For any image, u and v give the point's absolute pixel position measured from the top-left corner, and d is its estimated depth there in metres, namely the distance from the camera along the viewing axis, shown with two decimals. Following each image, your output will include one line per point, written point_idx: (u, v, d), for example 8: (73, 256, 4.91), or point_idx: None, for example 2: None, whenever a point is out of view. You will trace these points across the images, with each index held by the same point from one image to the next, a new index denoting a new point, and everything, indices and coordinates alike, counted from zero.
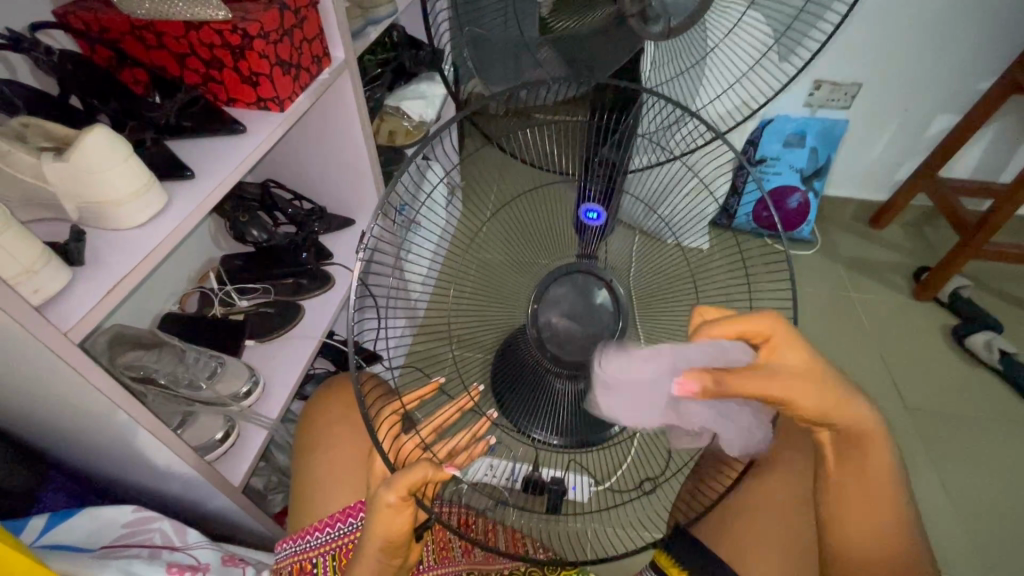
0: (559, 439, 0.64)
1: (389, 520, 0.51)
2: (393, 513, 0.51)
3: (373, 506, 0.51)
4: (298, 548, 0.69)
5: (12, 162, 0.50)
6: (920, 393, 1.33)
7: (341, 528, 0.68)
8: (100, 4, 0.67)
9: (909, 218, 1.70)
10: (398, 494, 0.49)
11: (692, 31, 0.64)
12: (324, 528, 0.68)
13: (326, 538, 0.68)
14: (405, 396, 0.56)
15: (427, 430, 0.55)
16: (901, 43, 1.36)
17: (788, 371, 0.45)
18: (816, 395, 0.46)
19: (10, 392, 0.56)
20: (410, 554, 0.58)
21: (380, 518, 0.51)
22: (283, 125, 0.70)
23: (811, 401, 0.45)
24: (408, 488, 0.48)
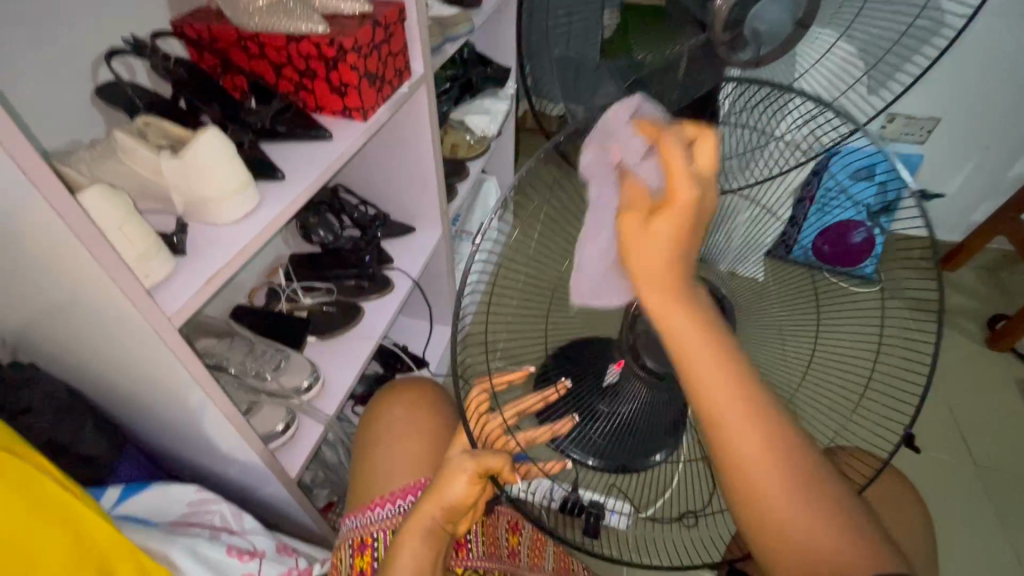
0: (596, 460, 0.62)
1: (454, 486, 0.59)
2: (462, 481, 0.59)
3: (451, 470, 0.59)
4: (360, 523, 0.73)
5: (134, 157, 0.55)
6: (991, 450, 1.24)
7: (401, 505, 0.72)
8: (211, 17, 0.73)
9: (983, 261, 1.60)
10: (477, 469, 0.57)
11: (781, 59, 0.63)
12: (386, 503, 0.73)
13: (386, 514, 0.72)
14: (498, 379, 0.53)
15: (511, 414, 0.56)
16: (985, 79, 1.30)
17: (672, 232, 0.39)
18: (659, 266, 0.40)
19: (106, 367, 0.60)
20: (461, 522, 0.65)
21: (453, 484, 0.59)
22: (366, 133, 0.73)
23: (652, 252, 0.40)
24: (483, 469, 0.57)
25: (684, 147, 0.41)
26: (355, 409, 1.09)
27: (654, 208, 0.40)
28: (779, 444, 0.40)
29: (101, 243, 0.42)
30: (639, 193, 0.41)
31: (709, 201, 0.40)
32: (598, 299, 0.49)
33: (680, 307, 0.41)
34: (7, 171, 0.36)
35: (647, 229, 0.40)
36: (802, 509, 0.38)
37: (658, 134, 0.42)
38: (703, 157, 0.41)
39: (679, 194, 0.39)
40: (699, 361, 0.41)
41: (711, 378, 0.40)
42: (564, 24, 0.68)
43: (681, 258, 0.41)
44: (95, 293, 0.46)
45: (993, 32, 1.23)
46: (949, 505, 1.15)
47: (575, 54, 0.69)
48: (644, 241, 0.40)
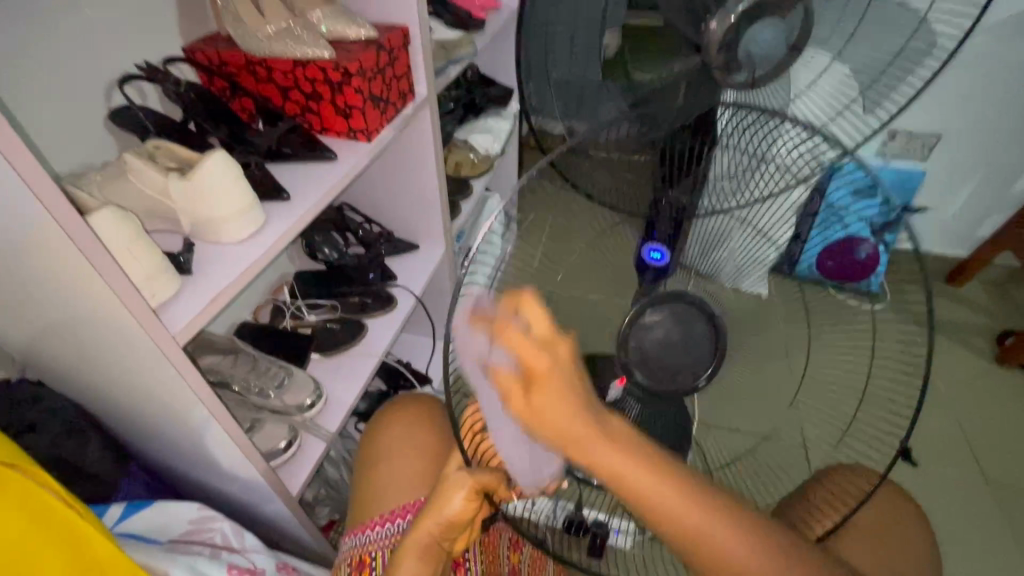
0: (597, 477, 0.61)
1: (450, 502, 0.60)
2: (459, 497, 0.60)
3: (448, 486, 0.60)
4: (359, 541, 0.73)
5: (144, 179, 0.56)
6: (1003, 468, 1.22)
7: (399, 524, 0.72)
8: (221, 44, 0.76)
9: (991, 277, 1.59)
10: (474, 484, 0.58)
11: (776, 81, 0.64)
12: (385, 522, 0.73)
13: (385, 533, 0.72)
14: (489, 402, 0.53)
15: None
16: (986, 95, 1.30)
17: (555, 402, 0.38)
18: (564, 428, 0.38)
19: (112, 385, 0.61)
20: (458, 541, 0.65)
21: (450, 500, 0.60)
22: (370, 153, 0.75)
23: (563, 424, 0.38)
24: (480, 484, 0.57)
25: (512, 321, 0.40)
26: (357, 426, 1.09)
27: (528, 384, 0.38)
28: (735, 522, 0.39)
29: (110, 261, 0.43)
30: (506, 372, 0.39)
31: (562, 353, 0.39)
32: (538, 467, 0.45)
33: (604, 454, 0.38)
34: (20, 193, 0.38)
35: (544, 407, 0.38)
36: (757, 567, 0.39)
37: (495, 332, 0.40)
38: (526, 330, 0.39)
39: (542, 379, 0.38)
40: (643, 484, 0.38)
41: (650, 503, 0.38)
42: (567, 43, 0.72)
43: (584, 408, 0.39)
44: (102, 313, 0.47)
45: (991, 50, 1.24)
46: (963, 525, 1.13)
47: (577, 76, 0.72)
48: (541, 418, 0.38)
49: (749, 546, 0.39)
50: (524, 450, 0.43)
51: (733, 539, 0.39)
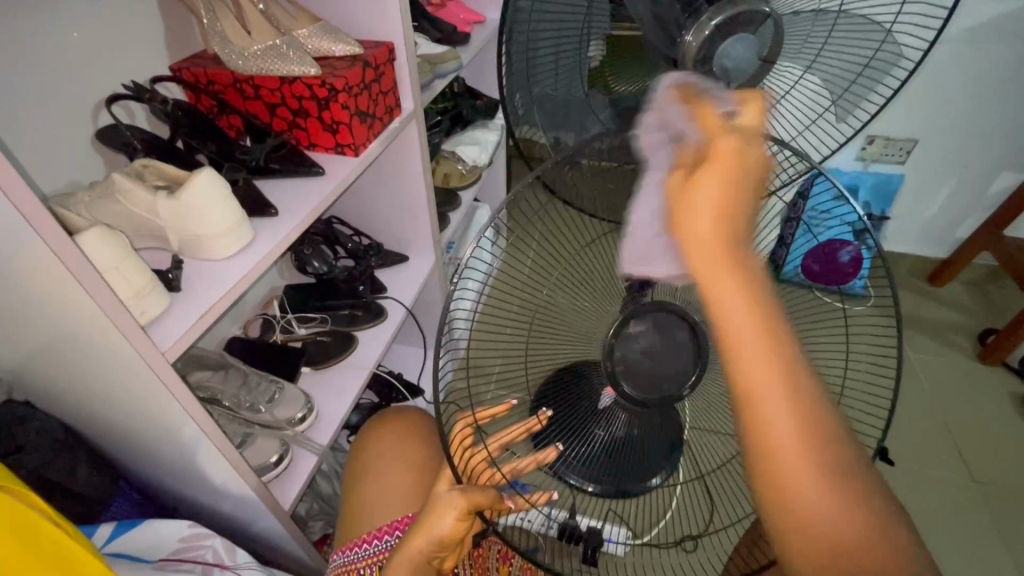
0: (592, 486, 0.62)
1: (439, 523, 0.59)
2: (449, 517, 0.58)
3: (438, 506, 0.59)
4: (347, 558, 0.72)
5: (131, 198, 0.57)
6: (988, 465, 1.24)
7: (384, 542, 0.71)
8: (208, 62, 0.77)
9: (971, 277, 1.62)
10: (465, 503, 0.57)
11: (751, 93, 0.66)
12: (371, 540, 0.71)
13: (373, 550, 0.71)
14: (480, 414, 0.55)
15: (495, 445, 0.56)
16: (959, 100, 1.34)
17: (716, 184, 0.36)
18: (712, 223, 0.36)
19: (100, 403, 0.60)
20: (446, 558, 0.65)
21: (441, 521, 0.59)
22: (357, 168, 0.76)
23: (705, 219, 0.36)
24: (470, 504, 0.57)
25: (724, 108, 0.39)
26: (349, 439, 1.09)
27: (702, 163, 0.36)
28: (820, 440, 0.34)
29: (99, 282, 0.43)
30: (691, 147, 0.38)
31: (752, 147, 0.36)
32: (649, 265, 0.43)
33: (727, 274, 0.36)
34: (8, 215, 0.38)
35: (695, 198, 0.36)
36: (815, 486, 0.33)
37: (697, 103, 0.39)
38: (710, 113, 0.38)
39: (719, 149, 0.36)
40: (752, 343, 0.35)
41: (753, 363, 0.35)
42: (551, 57, 0.67)
43: (736, 204, 0.36)
44: (91, 332, 0.47)
45: (961, 57, 1.28)
46: (951, 523, 1.15)
47: (561, 93, 0.70)
48: (693, 205, 0.36)
49: (821, 458, 0.34)
50: (654, 246, 0.41)
51: (819, 458, 0.34)
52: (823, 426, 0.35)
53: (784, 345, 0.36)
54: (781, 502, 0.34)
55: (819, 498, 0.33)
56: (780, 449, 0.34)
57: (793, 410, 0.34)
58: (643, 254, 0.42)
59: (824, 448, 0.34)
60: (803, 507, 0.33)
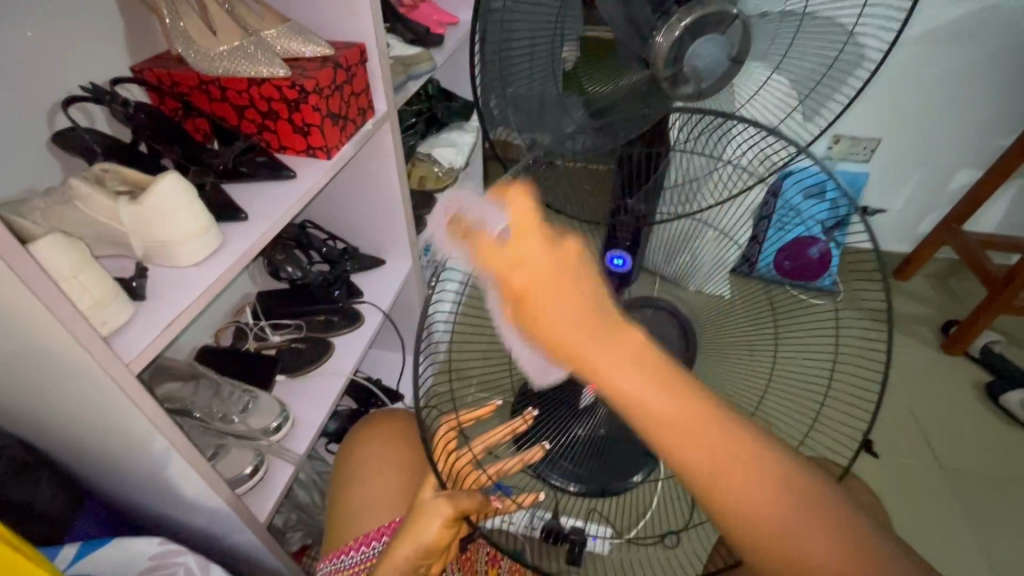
0: (575, 486, 0.64)
1: (422, 530, 0.58)
2: (433, 524, 0.58)
3: (423, 514, 0.58)
4: (333, 566, 0.71)
5: (90, 204, 0.55)
6: (954, 452, 1.28)
7: (372, 548, 0.70)
8: (172, 63, 0.74)
9: (933, 270, 1.68)
10: (452, 510, 0.57)
11: (722, 93, 0.67)
12: (359, 546, 0.71)
13: (360, 557, 0.70)
14: (465, 416, 0.54)
15: (479, 448, 0.56)
16: (919, 100, 1.39)
17: (557, 294, 0.34)
18: (579, 349, 0.34)
19: (61, 418, 0.58)
20: (433, 565, 0.64)
21: (425, 528, 0.58)
22: (330, 171, 0.74)
23: (581, 345, 0.34)
24: (456, 512, 0.57)
25: (498, 224, 0.36)
26: (327, 446, 1.08)
27: (549, 273, 0.34)
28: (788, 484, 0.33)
29: (55, 293, 0.41)
30: (488, 247, 0.34)
31: (568, 257, 0.35)
32: (546, 374, 0.42)
33: (624, 370, 0.34)
34: None
35: (563, 304, 0.34)
36: (810, 534, 0.32)
37: (473, 228, 0.35)
38: (514, 215, 0.36)
39: (533, 280, 0.33)
40: (687, 434, 0.33)
41: (684, 446, 0.33)
42: (524, 53, 0.65)
43: (592, 311, 0.35)
44: (50, 344, 0.45)
45: (919, 58, 1.33)
46: (921, 510, 1.18)
47: (536, 91, 0.67)
48: (555, 332, 0.34)
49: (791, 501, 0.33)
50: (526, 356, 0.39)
51: (786, 513, 0.33)
52: (782, 469, 0.34)
53: (728, 415, 0.35)
54: (750, 539, 0.33)
55: (810, 552, 0.32)
56: (751, 506, 0.33)
57: (766, 474, 0.33)
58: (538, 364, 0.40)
59: (796, 496, 0.33)
60: (790, 561, 0.32)
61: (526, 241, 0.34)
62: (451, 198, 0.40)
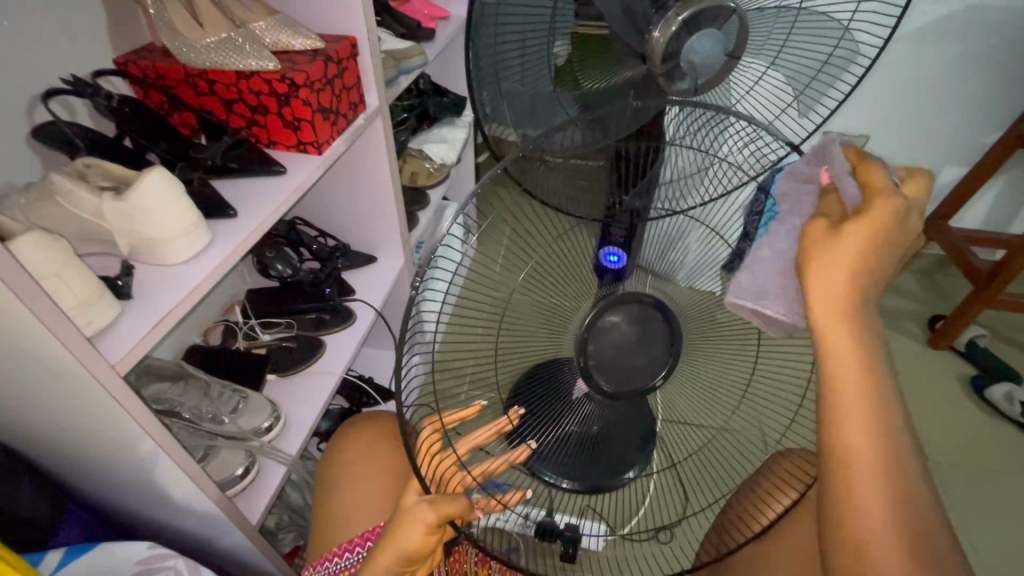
0: (569, 483, 0.62)
1: (408, 534, 0.57)
2: (419, 529, 0.57)
3: (408, 518, 0.57)
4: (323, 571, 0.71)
5: (73, 201, 0.53)
6: (941, 446, 1.30)
7: (354, 555, 0.69)
8: (157, 56, 0.73)
9: (920, 266, 1.71)
10: (436, 515, 0.56)
11: (718, 88, 0.67)
12: (344, 552, 0.70)
13: (347, 562, 0.69)
14: (448, 418, 0.54)
15: (463, 449, 0.56)
16: (907, 98, 1.41)
17: (850, 243, 0.44)
18: (835, 293, 0.45)
19: (44, 421, 0.56)
20: (419, 567, 0.63)
21: (409, 532, 0.57)
22: (321, 166, 0.73)
23: (818, 286, 0.46)
24: (442, 517, 0.56)
25: (874, 175, 0.45)
26: (319, 446, 1.07)
27: (852, 214, 0.44)
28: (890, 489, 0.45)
29: (37, 294, 0.40)
30: (843, 204, 0.46)
31: (892, 214, 0.43)
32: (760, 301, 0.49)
33: (837, 326, 0.46)
34: None
35: (832, 241, 0.44)
36: (885, 535, 0.44)
37: (842, 183, 0.46)
38: (873, 182, 0.45)
39: (875, 215, 0.43)
40: (849, 403, 0.47)
41: (843, 411, 0.46)
42: (517, 52, 0.67)
43: (860, 274, 0.45)
44: (31, 346, 0.44)
45: (909, 55, 1.34)
46: None
47: (529, 87, 0.69)
48: (828, 255, 0.45)
49: (888, 501, 0.45)
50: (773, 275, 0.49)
51: (876, 511, 0.45)
52: (897, 475, 0.46)
53: (888, 421, 0.46)
54: (846, 510, 0.45)
55: (879, 542, 0.44)
56: (854, 490, 0.45)
57: (881, 475, 0.45)
58: (754, 288, 0.48)
59: (893, 502, 0.45)
60: (866, 542, 0.44)
61: (883, 194, 0.44)
62: (836, 142, 0.50)
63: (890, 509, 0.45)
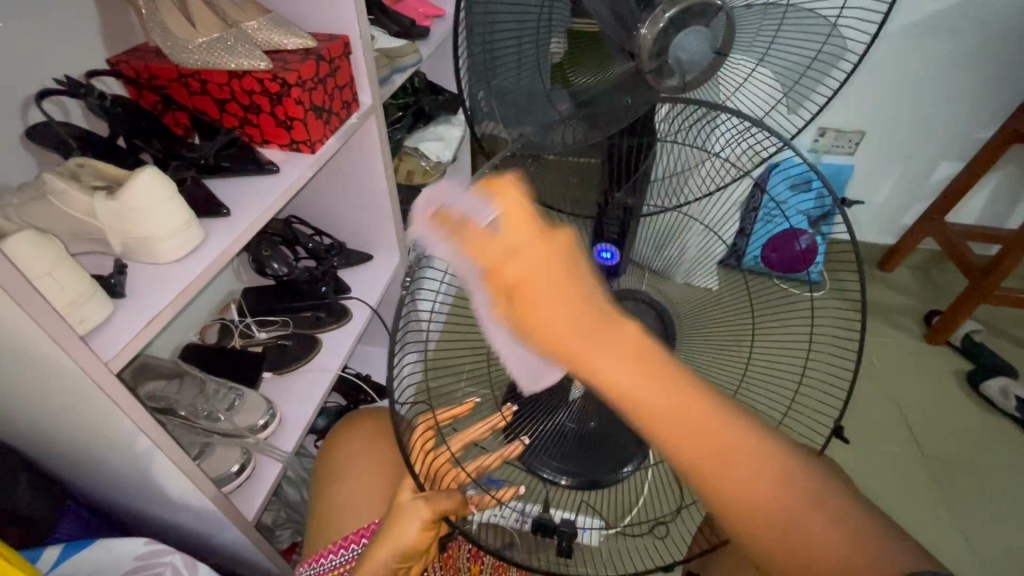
0: (565, 479, 0.67)
1: (402, 532, 0.57)
2: (411, 527, 0.57)
3: (402, 516, 0.58)
4: (316, 570, 0.70)
5: (66, 200, 0.53)
6: (936, 441, 1.31)
7: (351, 551, 0.70)
8: (150, 55, 0.73)
9: (916, 261, 1.71)
10: (431, 511, 0.57)
11: (708, 84, 0.67)
12: (339, 549, 0.70)
13: (341, 560, 0.69)
14: (439, 415, 0.55)
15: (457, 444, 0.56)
16: (901, 93, 1.41)
17: (553, 295, 0.32)
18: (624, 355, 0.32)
19: (40, 418, 0.57)
20: (412, 569, 0.63)
21: (405, 530, 0.57)
22: (314, 165, 0.73)
23: (578, 332, 0.32)
24: (436, 512, 0.57)
25: (486, 218, 0.35)
26: (316, 443, 1.07)
27: (493, 265, 0.33)
28: (820, 521, 0.33)
29: (31, 294, 0.41)
30: (481, 238, 0.34)
31: (558, 248, 0.34)
32: (541, 375, 0.38)
33: (607, 354, 0.31)
34: None
35: (553, 294, 0.32)
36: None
37: (461, 220, 0.35)
38: (503, 207, 0.35)
39: (520, 271, 0.32)
40: (728, 457, 0.32)
41: (725, 466, 0.32)
42: (513, 49, 0.68)
43: (591, 300, 0.33)
44: (23, 344, 0.44)
45: (903, 50, 1.35)
46: (903, 498, 1.21)
47: (526, 84, 0.69)
48: (543, 313, 0.32)
49: (834, 541, 0.33)
50: (493, 353, 0.36)
51: (827, 554, 0.32)
52: (817, 498, 0.34)
53: (773, 448, 0.34)
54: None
55: None
56: (794, 557, 0.32)
57: (808, 518, 0.33)
58: (530, 369, 0.37)
59: (839, 546, 0.33)
60: None
61: (510, 215, 0.35)
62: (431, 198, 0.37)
63: (843, 554, 0.32)
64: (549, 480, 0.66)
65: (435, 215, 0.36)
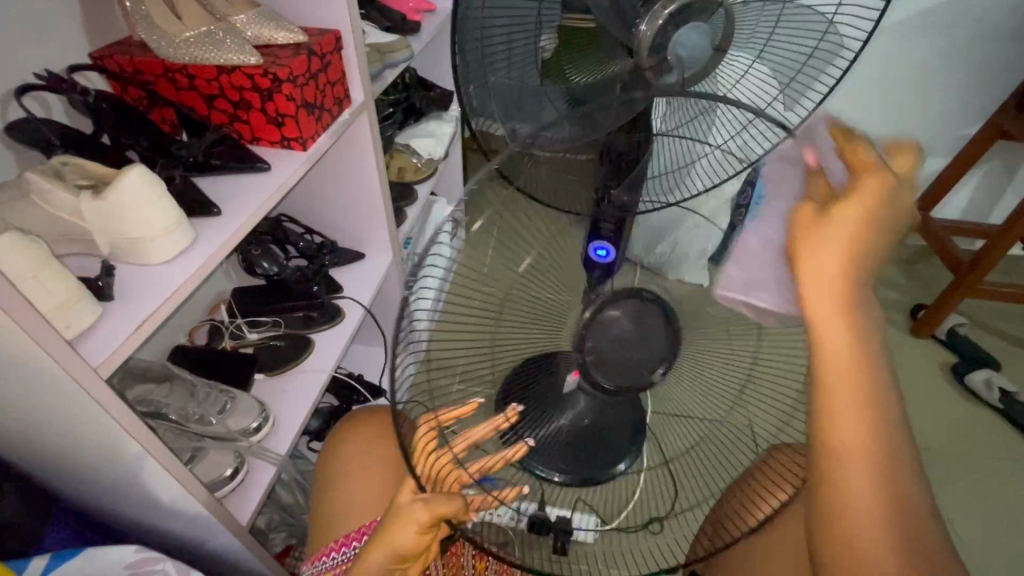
0: (559, 475, 0.63)
1: (401, 532, 0.59)
2: (410, 527, 0.58)
3: (401, 517, 0.58)
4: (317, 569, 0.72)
5: (52, 201, 0.52)
6: (924, 433, 1.33)
7: (347, 554, 0.70)
8: (135, 49, 0.71)
9: (902, 256, 1.73)
10: (431, 515, 0.56)
11: (706, 82, 0.67)
12: (339, 548, 0.71)
13: (340, 559, 0.70)
14: (444, 415, 0.53)
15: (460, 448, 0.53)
16: (889, 90, 1.42)
17: (854, 214, 0.44)
18: (829, 281, 0.44)
19: (26, 425, 0.55)
20: (412, 566, 0.64)
21: (403, 531, 0.58)
22: (306, 163, 0.72)
23: (823, 249, 0.44)
24: (438, 515, 0.56)
25: (838, 171, 0.50)
26: (309, 444, 1.06)
27: (846, 197, 0.45)
28: (878, 466, 0.43)
29: (14, 297, 0.39)
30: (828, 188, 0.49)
31: (886, 191, 0.45)
32: (752, 292, 0.59)
33: (839, 316, 0.44)
34: None
35: (824, 225, 0.45)
36: (869, 526, 0.43)
37: (820, 169, 0.51)
38: (864, 171, 0.47)
39: (858, 197, 0.44)
40: (844, 386, 0.44)
41: (839, 386, 0.45)
42: (503, 42, 0.64)
43: (863, 239, 0.44)
44: (8, 350, 0.43)
45: (891, 48, 1.36)
46: None
47: (516, 82, 0.66)
48: (813, 232, 0.45)
49: (869, 476, 0.43)
50: (764, 260, 0.57)
51: (867, 498, 0.43)
52: (887, 450, 0.44)
53: (872, 398, 0.44)
54: (839, 499, 0.43)
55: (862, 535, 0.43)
56: (842, 479, 0.43)
57: (862, 462, 0.43)
58: (744, 283, 0.59)
59: (878, 488, 0.43)
60: (845, 544, 0.43)
61: (864, 168, 0.47)
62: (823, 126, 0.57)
63: (878, 488, 0.43)
64: (541, 477, 0.63)
65: (817, 159, 0.52)
